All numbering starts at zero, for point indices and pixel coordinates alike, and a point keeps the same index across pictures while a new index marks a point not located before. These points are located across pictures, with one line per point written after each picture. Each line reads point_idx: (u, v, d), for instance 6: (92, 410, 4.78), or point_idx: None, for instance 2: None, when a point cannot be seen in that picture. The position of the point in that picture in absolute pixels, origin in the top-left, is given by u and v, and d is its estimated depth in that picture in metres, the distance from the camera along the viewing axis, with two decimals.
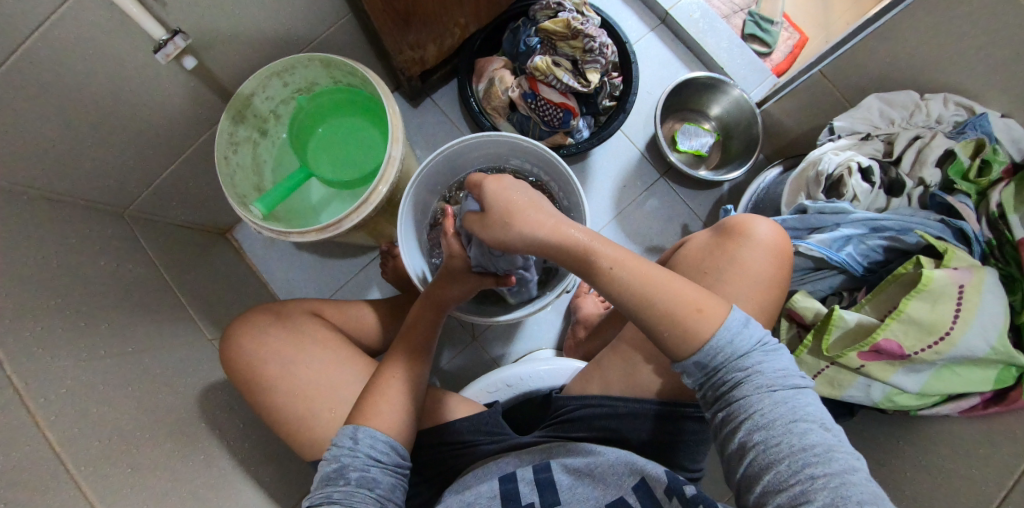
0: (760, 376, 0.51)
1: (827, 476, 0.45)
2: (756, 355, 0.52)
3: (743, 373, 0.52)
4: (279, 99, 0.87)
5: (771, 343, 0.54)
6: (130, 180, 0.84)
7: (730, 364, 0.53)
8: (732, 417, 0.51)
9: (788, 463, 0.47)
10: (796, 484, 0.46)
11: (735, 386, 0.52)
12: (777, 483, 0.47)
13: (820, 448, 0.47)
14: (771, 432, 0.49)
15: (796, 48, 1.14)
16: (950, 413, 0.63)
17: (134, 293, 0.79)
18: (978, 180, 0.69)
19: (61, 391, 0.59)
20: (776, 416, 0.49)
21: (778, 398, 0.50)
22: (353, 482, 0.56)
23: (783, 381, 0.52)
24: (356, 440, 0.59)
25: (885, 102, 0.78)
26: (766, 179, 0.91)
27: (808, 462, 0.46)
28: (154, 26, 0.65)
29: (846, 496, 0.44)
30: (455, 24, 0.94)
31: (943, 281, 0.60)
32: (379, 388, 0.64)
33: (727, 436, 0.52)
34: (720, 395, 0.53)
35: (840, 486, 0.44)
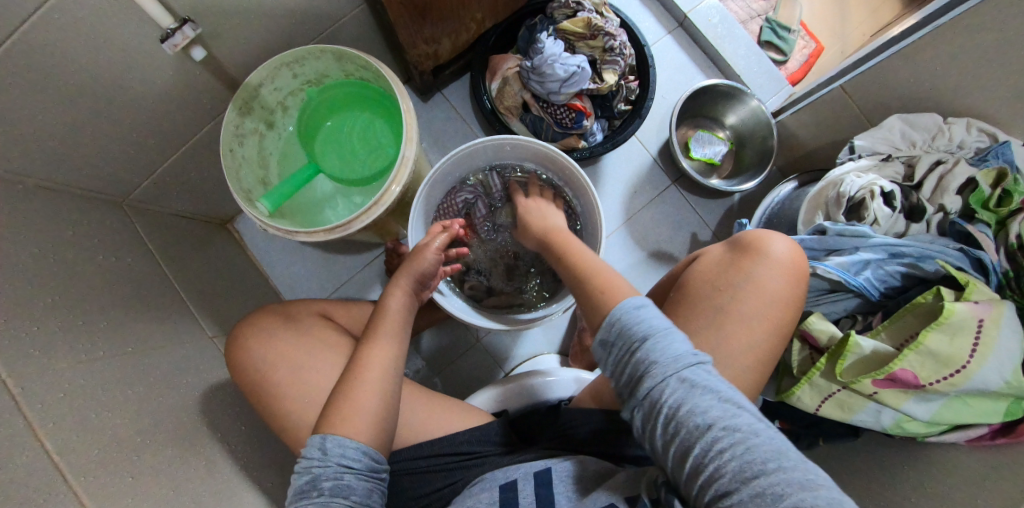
0: (657, 366, 0.50)
1: (735, 447, 0.46)
2: (659, 336, 0.51)
3: (645, 362, 0.51)
4: (287, 90, 0.84)
5: (662, 326, 0.53)
6: (130, 170, 0.81)
7: (632, 357, 0.52)
8: (648, 413, 0.50)
9: (699, 445, 0.47)
10: (710, 464, 0.46)
11: (640, 379, 0.51)
12: (696, 467, 0.47)
13: (722, 422, 0.48)
14: (682, 418, 0.48)
15: (811, 57, 1.12)
16: (956, 441, 0.65)
17: (134, 289, 0.77)
18: (998, 209, 0.69)
19: (58, 396, 0.57)
20: (680, 400, 0.49)
21: (677, 384, 0.49)
22: (327, 492, 0.54)
23: (674, 365, 0.50)
24: (325, 449, 0.56)
25: (908, 123, 0.78)
26: (780, 194, 0.90)
27: (718, 439, 0.47)
28: (160, 12, 0.62)
29: (752, 459, 0.45)
30: (470, 20, 0.92)
31: (963, 313, 0.60)
32: (354, 384, 0.61)
33: (649, 429, 0.51)
34: (634, 389, 0.51)
35: (752, 456, 0.45)
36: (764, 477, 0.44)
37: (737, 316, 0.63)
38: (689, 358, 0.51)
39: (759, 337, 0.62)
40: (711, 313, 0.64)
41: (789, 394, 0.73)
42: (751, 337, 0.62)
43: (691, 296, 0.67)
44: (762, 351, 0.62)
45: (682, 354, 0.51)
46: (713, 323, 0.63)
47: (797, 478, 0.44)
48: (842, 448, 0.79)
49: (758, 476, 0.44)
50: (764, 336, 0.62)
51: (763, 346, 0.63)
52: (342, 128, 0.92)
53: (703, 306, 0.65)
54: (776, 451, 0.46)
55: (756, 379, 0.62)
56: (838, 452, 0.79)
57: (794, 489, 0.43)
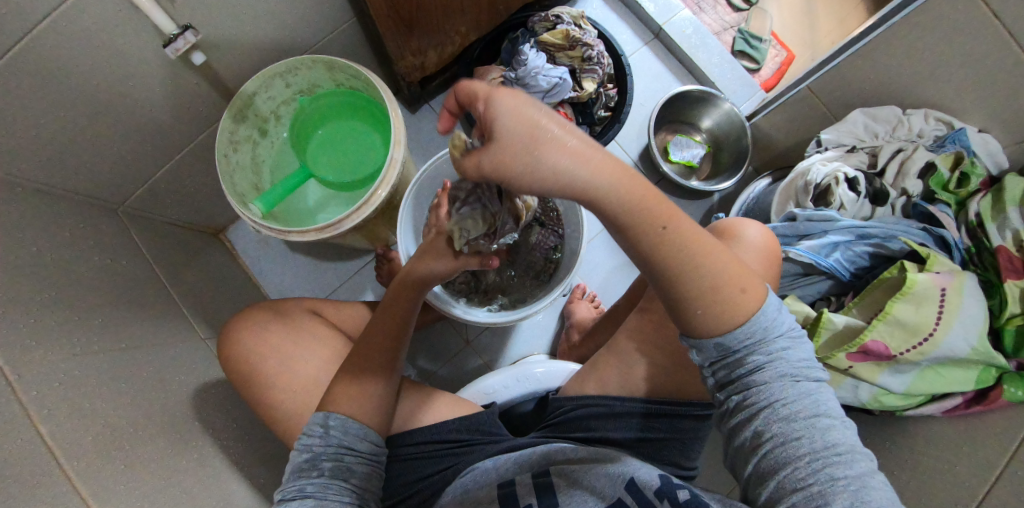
0: (783, 369, 0.50)
1: (847, 476, 0.45)
2: (782, 340, 0.51)
3: (774, 366, 0.51)
4: (280, 99, 0.88)
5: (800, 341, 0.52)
6: (126, 177, 0.84)
7: (754, 353, 0.51)
8: (757, 408, 0.50)
9: (807, 457, 0.47)
10: (816, 480, 0.46)
11: (763, 378, 0.50)
12: (795, 476, 0.47)
13: (840, 447, 0.47)
14: (794, 424, 0.48)
15: (782, 65, 1.18)
16: (934, 413, 0.66)
17: (128, 290, 0.79)
18: (958, 190, 0.74)
19: (53, 385, 0.58)
20: (802, 412, 0.49)
21: (801, 393, 0.50)
22: (327, 473, 0.57)
23: (810, 380, 0.51)
24: (326, 429, 0.59)
25: (870, 116, 0.82)
26: (756, 191, 0.94)
27: (830, 461, 0.46)
28: (165, 20, 0.67)
29: (864, 494, 0.44)
30: (455, 33, 0.97)
31: (925, 284, 0.64)
32: (363, 367, 0.64)
33: (747, 425, 0.51)
34: (744, 381, 0.51)
35: (861, 488, 0.45)
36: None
37: None
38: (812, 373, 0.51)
39: None
40: None
41: None
42: None
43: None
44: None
45: (807, 369, 0.52)
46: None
47: None
48: None
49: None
50: None
51: None
52: (332, 136, 0.96)
53: None
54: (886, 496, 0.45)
55: None
56: None
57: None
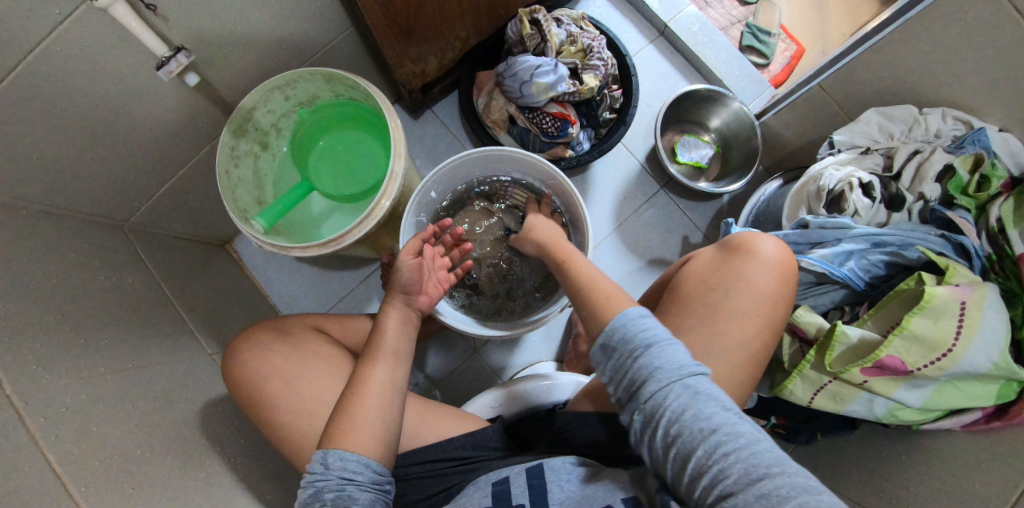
0: (660, 372, 0.52)
1: (739, 451, 0.47)
2: (652, 348, 0.54)
3: (648, 368, 0.53)
4: (280, 112, 0.87)
5: (665, 337, 0.55)
6: (130, 194, 0.84)
7: (634, 362, 0.54)
8: (648, 414, 0.52)
9: (703, 447, 0.49)
10: (715, 464, 0.48)
11: (643, 384, 0.53)
12: (699, 470, 0.48)
13: (726, 427, 0.49)
14: (682, 423, 0.50)
15: (793, 59, 1.14)
16: (951, 427, 0.64)
17: (134, 308, 0.79)
18: (977, 194, 0.70)
19: (61, 410, 0.59)
20: (685, 405, 0.51)
21: (682, 387, 0.51)
22: (329, 503, 0.55)
23: (683, 372, 0.52)
24: (327, 463, 0.57)
25: (884, 116, 0.80)
26: (766, 192, 0.91)
27: (720, 442, 0.48)
28: (155, 41, 0.65)
29: (756, 463, 0.47)
30: (456, 38, 0.95)
31: (944, 297, 0.61)
32: (354, 405, 0.61)
33: (647, 432, 0.52)
34: (635, 395, 0.53)
35: (750, 456, 0.47)
36: (769, 479, 0.46)
37: (727, 314, 0.62)
38: (690, 364, 0.53)
39: (749, 335, 0.62)
40: (702, 312, 0.64)
41: (782, 389, 0.74)
42: (741, 334, 0.61)
43: (684, 295, 0.67)
44: (753, 348, 0.62)
45: (681, 361, 0.53)
46: (703, 321, 0.63)
47: (799, 482, 0.45)
48: (841, 442, 0.78)
49: (762, 476, 0.46)
50: (756, 333, 0.62)
51: (749, 345, 0.62)
52: (334, 147, 0.96)
53: (696, 306, 0.65)
54: (777, 457, 0.48)
55: (749, 373, 0.62)
56: (838, 447, 0.79)
57: (798, 492, 0.44)
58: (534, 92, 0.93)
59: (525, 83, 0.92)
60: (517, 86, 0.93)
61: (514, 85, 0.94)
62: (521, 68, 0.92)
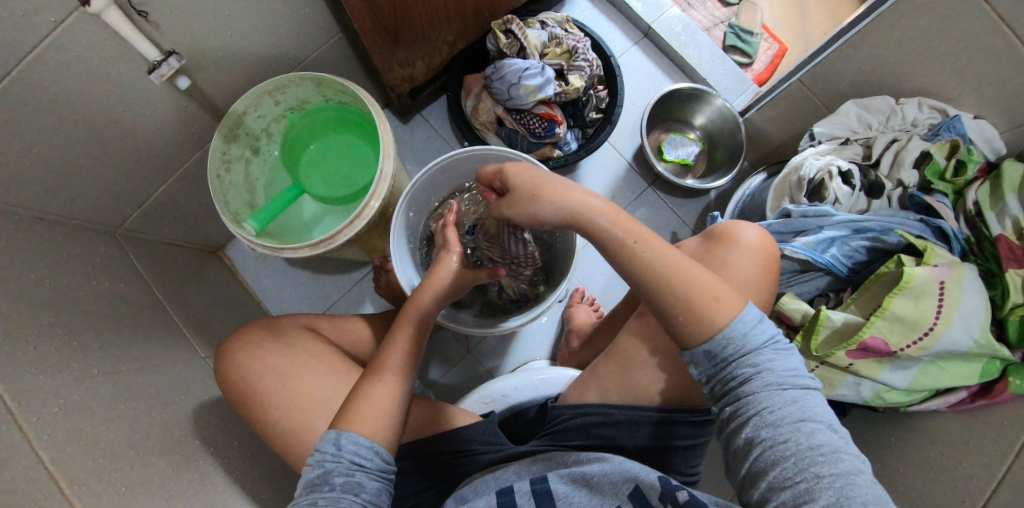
0: (767, 377, 0.51)
1: (834, 477, 0.45)
2: (763, 352, 0.52)
3: (754, 370, 0.52)
4: (271, 117, 0.89)
5: (783, 345, 0.53)
6: (123, 200, 0.85)
7: (737, 362, 0.53)
8: (741, 412, 0.51)
9: (794, 461, 0.47)
10: (801, 482, 0.45)
11: (746, 383, 0.52)
12: (782, 482, 0.47)
13: (828, 449, 0.47)
14: (778, 431, 0.49)
15: (776, 58, 1.17)
16: (937, 408, 0.65)
17: (126, 312, 0.79)
18: (954, 180, 0.72)
19: (54, 411, 0.59)
20: (785, 415, 0.49)
21: (787, 397, 0.50)
22: (338, 489, 0.55)
23: (793, 382, 0.51)
24: (339, 445, 0.58)
25: (862, 107, 0.81)
26: (751, 187, 0.93)
27: (815, 461, 0.46)
28: (148, 47, 0.66)
29: (850, 494, 0.44)
30: (443, 42, 0.97)
31: (923, 277, 0.63)
32: (363, 393, 0.62)
33: (734, 430, 0.51)
34: (731, 391, 0.52)
35: (845, 487, 0.44)
36: None
37: None
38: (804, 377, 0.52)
39: None
40: None
41: None
42: None
43: None
44: None
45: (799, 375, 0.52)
46: None
47: None
48: None
49: None
50: None
51: None
52: (325, 151, 0.98)
53: None
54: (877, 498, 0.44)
55: None
56: None
57: None
58: (523, 94, 0.95)
59: (514, 85, 0.94)
60: (506, 88, 0.95)
61: (503, 88, 0.95)
62: (509, 72, 0.94)
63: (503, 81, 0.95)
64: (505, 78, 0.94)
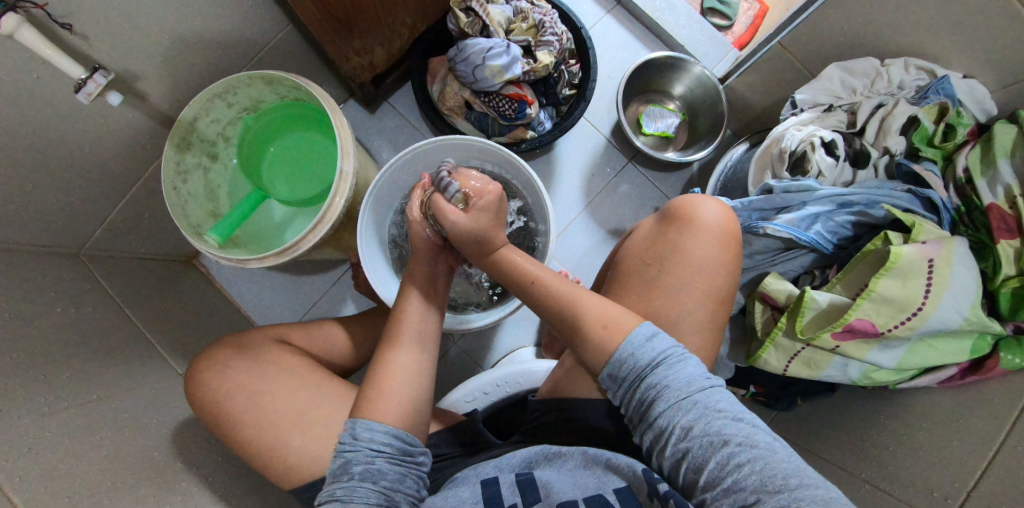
0: (668, 390, 0.51)
1: (752, 462, 0.46)
2: (659, 370, 0.53)
3: (656, 389, 0.52)
4: (225, 120, 0.84)
5: (677, 353, 0.54)
6: (79, 219, 0.82)
7: (640, 385, 0.53)
8: (658, 433, 0.52)
9: (713, 461, 0.47)
10: (727, 477, 0.46)
11: (652, 404, 0.52)
12: (712, 482, 0.47)
13: (738, 438, 0.48)
14: (691, 438, 0.49)
15: (757, 18, 1.10)
16: (927, 384, 0.64)
17: (98, 337, 0.77)
18: (943, 145, 0.68)
19: (23, 451, 0.57)
20: (693, 420, 0.50)
21: (691, 403, 0.51)
22: (357, 477, 0.55)
23: (692, 388, 0.52)
24: (355, 434, 0.57)
25: (845, 70, 0.77)
26: (734, 157, 0.89)
27: (732, 454, 0.47)
28: (70, 64, 0.61)
29: (772, 474, 0.45)
30: (402, 26, 0.92)
31: (911, 256, 0.60)
32: (383, 373, 0.62)
33: (659, 450, 0.52)
34: (642, 414, 0.53)
35: (765, 468, 0.45)
36: (788, 491, 0.43)
37: (664, 291, 0.62)
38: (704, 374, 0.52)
39: (693, 307, 0.61)
40: (643, 289, 0.63)
41: (757, 359, 0.73)
42: (683, 307, 0.61)
43: (626, 273, 0.66)
44: (700, 320, 0.61)
45: (695, 375, 0.52)
46: (642, 300, 0.63)
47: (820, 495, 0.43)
48: (821, 405, 0.78)
49: (780, 490, 0.44)
50: (699, 306, 0.61)
51: (699, 316, 0.61)
52: (288, 151, 0.94)
53: (635, 284, 0.64)
54: (797, 469, 0.45)
55: (706, 346, 0.61)
56: (818, 410, 0.78)
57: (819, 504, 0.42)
58: (488, 75, 0.89)
59: (478, 67, 0.89)
60: (471, 70, 0.90)
61: (468, 70, 0.90)
62: (472, 52, 0.88)
63: (467, 62, 0.89)
64: (468, 59, 0.89)
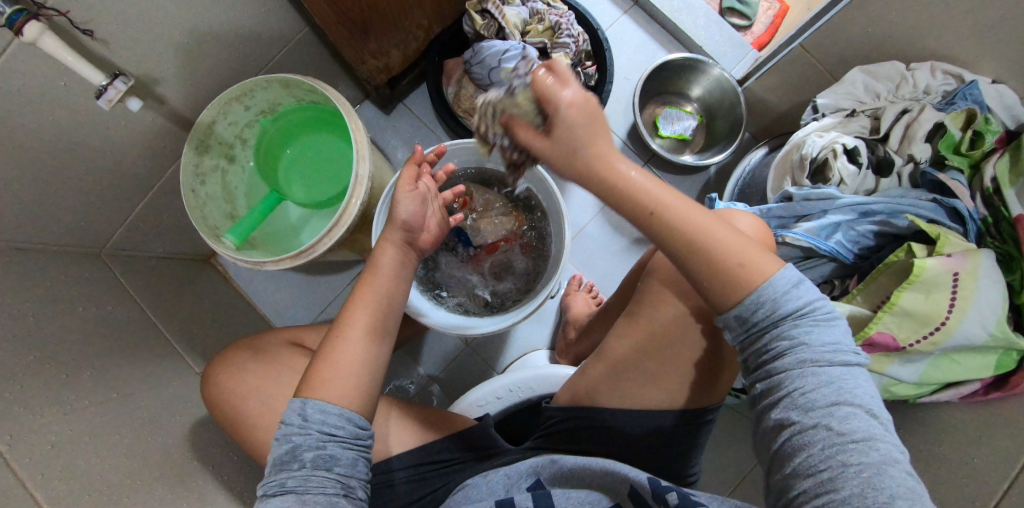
0: (799, 352, 0.43)
1: (863, 469, 0.38)
2: (799, 323, 0.44)
3: (784, 344, 0.44)
4: (242, 123, 0.85)
5: (823, 311, 0.44)
6: (101, 220, 0.83)
7: (767, 333, 0.45)
8: (772, 389, 0.44)
9: (818, 448, 0.40)
10: (824, 473, 0.39)
11: (776, 359, 0.44)
12: (804, 468, 0.41)
13: (860, 436, 0.40)
14: (809, 413, 0.42)
15: (777, 18, 1.08)
16: (949, 399, 0.62)
17: (119, 336, 0.79)
18: (970, 152, 0.66)
19: (47, 449, 0.58)
20: (817, 395, 0.42)
21: (821, 374, 0.42)
22: (308, 464, 0.50)
23: (831, 357, 0.43)
24: (305, 415, 0.52)
25: (869, 74, 0.75)
26: (752, 162, 0.87)
27: (846, 451, 0.39)
28: (92, 72, 0.61)
29: (878, 489, 0.37)
30: (417, 28, 0.91)
31: (936, 269, 0.58)
32: (334, 356, 0.56)
33: (763, 408, 0.45)
34: (761, 355, 0.45)
35: (876, 481, 0.38)
36: None
37: None
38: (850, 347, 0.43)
39: None
40: None
41: None
42: None
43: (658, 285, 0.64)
44: None
45: (841, 343, 0.43)
46: None
47: None
48: None
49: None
50: None
51: None
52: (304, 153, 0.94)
53: None
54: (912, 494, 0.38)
55: None
56: None
57: None
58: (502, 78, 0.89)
59: (492, 70, 0.88)
60: (485, 73, 0.89)
61: (482, 73, 0.89)
62: (486, 56, 0.87)
63: (482, 65, 0.89)
64: (483, 62, 0.88)
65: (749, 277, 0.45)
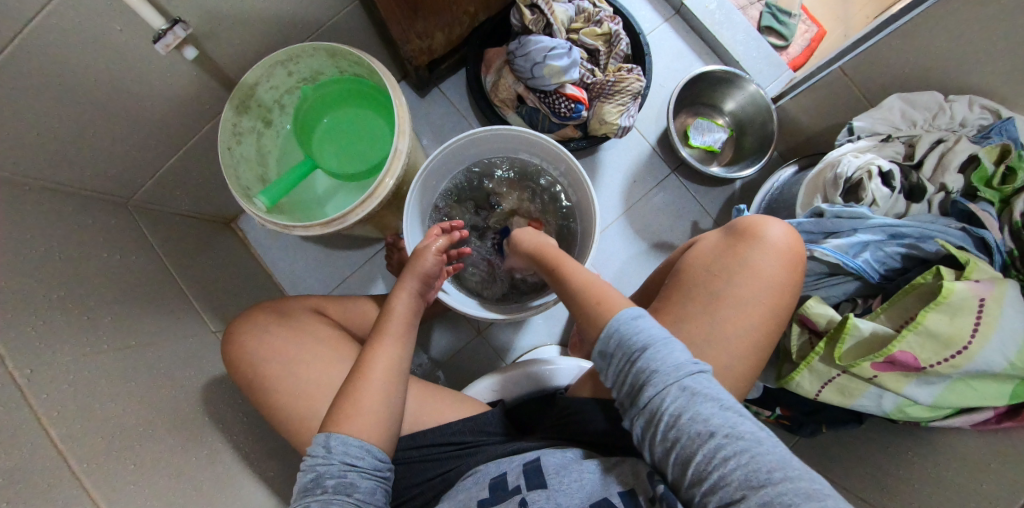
0: (657, 375, 0.51)
1: (738, 456, 0.47)
2: (649, 356, 0.52)
3: (644, 373, 0.52)
4: (283, 88, 0.86)
5: (660, 337, 0.53)
6: (133, 170, 0.83)
7: (630, 366, 0.53)
8: (648, 421, 0.52)
9: (701, 452, 0.49)
10: (713, 471, 0.48)
11: (641, 388, 0.52)
12: (699, 475, 0.49)
13: (724, 430, 0.49)
14: (681, 429, 0.50)
15: (813, 42, 1.10)
16: (960, 425, 0.63)
17: (141, 286, 0.79)
18: (1002, 187, 0.68)
19: (65, 387, 0.58)
20: (682, 408, 0.50)
21: (680, 391, 0.50)
22: (330, 490, 0.55)
23: (680, 373, 0.51)
24: (329, 447, 0.57)
25: (907, 102, 0.77)
26: (781, 178, 0.89)
27: (719, 447, 0.48)
28: (151, 13, 0.64)
29: (757, 467, 0.46)
30: (464, 13, 0.91)
31: (963, 293, 0.60)
32: (355, 390, 0.61)
33: (648, 439, 0.52)
34: (634, 399, 0.53)
35: (749, 463, 0.47)
36: (772, 485, 0.45)
37: (729, 302, 0.61)
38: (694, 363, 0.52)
39: (752, 324, 0.60)
40: (706, 298, 0.62)
41: (788, 380, 0.72)
42: (742, 324, 0.60)
43: (686, 282, 0.66)
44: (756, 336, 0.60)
45: (685, 360, 0.52)
46: (705, 310, 0.62)
47: (804, 488, 0.45)
48: (846, 436, 0.78)
49: (763, 483, 0.45)
50: (759, 320, 0.60)
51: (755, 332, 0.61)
52: (339, 126, 0.95)
53: (698, 291, 0.63)
54: (781, 459, 0.47)
55: (750, 364, 0.60)
56: (842, 440, 0.78)
57: (802, 498, 0.44)
58: (545, 75, 0.90)
59: (536, 66, 0.89)
60: (528, 68, 0.90)
61: (525, 66, 0.90)
62: (532, 51, 0.89)
63: (525, 60, 0.90)
64: (528, 57, 0.89)
65: (600, 315, 0.58)
